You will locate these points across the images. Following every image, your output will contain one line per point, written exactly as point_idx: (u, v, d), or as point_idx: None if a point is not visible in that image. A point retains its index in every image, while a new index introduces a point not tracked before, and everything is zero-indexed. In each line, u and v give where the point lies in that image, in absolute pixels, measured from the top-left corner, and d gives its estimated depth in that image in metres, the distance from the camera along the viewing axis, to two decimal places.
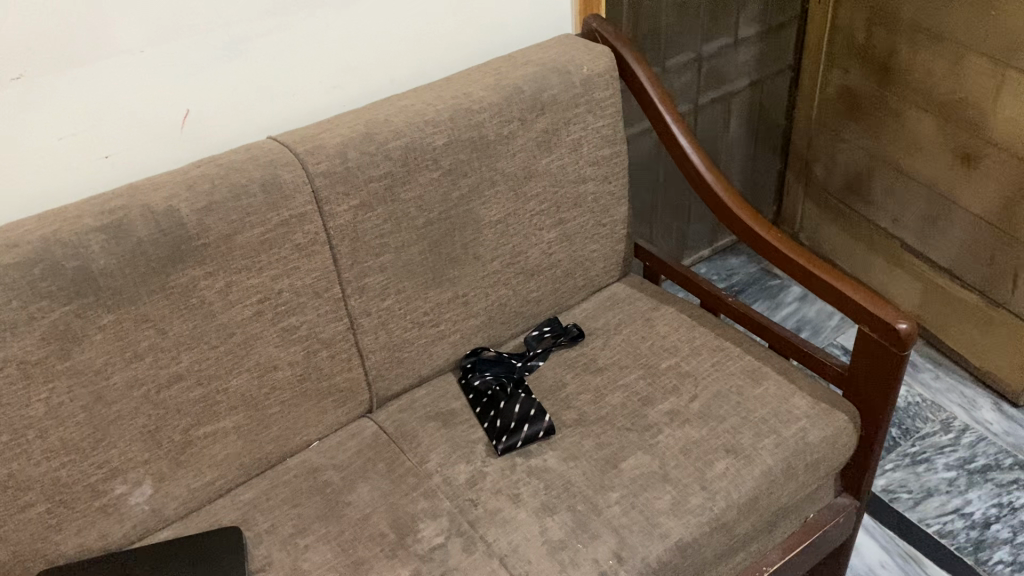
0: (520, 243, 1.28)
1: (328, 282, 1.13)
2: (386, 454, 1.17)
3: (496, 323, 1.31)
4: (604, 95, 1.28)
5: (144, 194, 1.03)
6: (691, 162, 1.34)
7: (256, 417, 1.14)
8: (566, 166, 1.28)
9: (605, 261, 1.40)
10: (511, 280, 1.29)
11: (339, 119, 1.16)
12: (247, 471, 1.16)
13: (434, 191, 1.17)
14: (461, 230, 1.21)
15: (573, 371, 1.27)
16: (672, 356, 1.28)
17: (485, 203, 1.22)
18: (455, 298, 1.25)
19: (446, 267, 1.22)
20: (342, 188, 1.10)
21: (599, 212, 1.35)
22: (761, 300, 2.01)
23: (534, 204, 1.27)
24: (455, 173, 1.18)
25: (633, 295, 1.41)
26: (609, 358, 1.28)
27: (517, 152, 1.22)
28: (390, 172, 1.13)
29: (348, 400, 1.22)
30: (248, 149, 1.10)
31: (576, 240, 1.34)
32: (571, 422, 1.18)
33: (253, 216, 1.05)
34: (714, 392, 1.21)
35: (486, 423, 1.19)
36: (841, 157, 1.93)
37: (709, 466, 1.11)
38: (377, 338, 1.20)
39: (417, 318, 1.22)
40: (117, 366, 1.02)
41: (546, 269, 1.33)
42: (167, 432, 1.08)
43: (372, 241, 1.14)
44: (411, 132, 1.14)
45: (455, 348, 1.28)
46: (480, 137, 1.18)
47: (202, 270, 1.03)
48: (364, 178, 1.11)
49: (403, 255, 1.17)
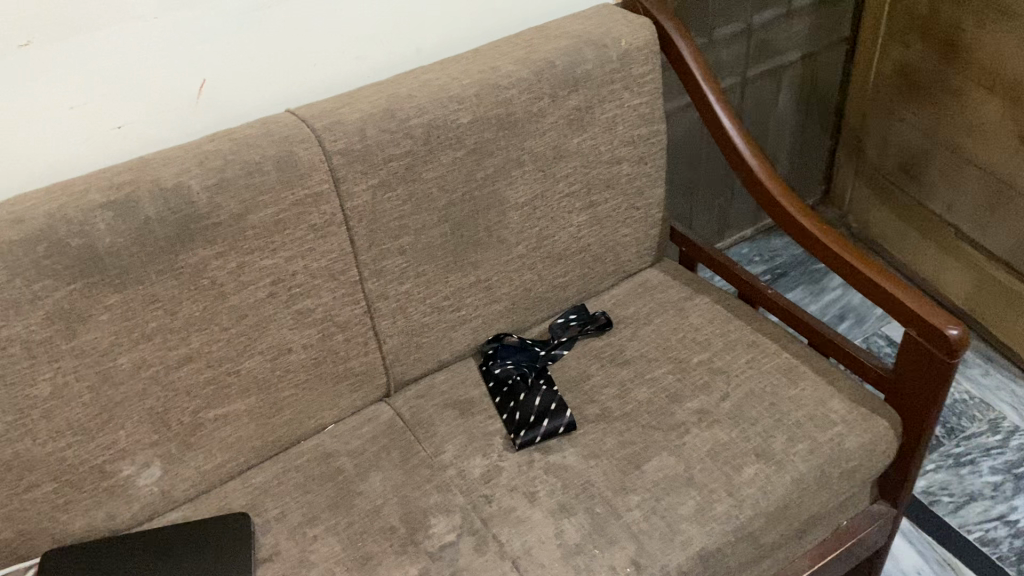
0: (547, 226, 1.22)
1: (345, 264, 1.08)
2: (400, 443, 1.13)
3: (520, 308, 1.26)
4: (643, 70, 1.21)
5: (154, 169, 0.98)
6: (734, 144, 1.26)
7: (268, 400, 1.10)
8: (599, 146, 1.21)
9: (639, 246, 1.34)
10: (538, 264, 1.24)
11: (359, 92, 1.10)
12: (260, 453, 1.13)
13: (457, 171, 1.11)
14: (485, 211, 1.15)
15: (598, 362, 1.22)
16: (704, 350, 1.21)
17: (511, 183, 1.16)
18: (477, 282, 1.20)
19: (468, 250, 1.17)
20: (359, 167, 1.05)
21: (634, 194, 1.28)
22: (804, 285, 1.93)
23: (564, 185, 1.20)
24: (480, 153, 1.12)
25: (666, 283, 1.34)
26: (636, 350, 1.23)
27: (547, 132, 1.16)
28: (411, 150, 1.07)
29: (364, 384, 1.18)
30: (264, 123, 1.05)
31: (607, 223, 1.28)
32: (594, 417, 1.13)
33: (266, 195, 1.00)
34: (747, 391, 1.15)
35: (505, 414, 1.14)
36: (897, 137, 1.83)
37: (737, 472, 1.05)
38: (394, 322, 1.15)
39: (437, 302, 1.17)
40: (125, 346, 0.99)
41: (575, 253, 1.27)
42: (176, 414, 1.05)
43: (391, 222, 1.09)
44: (433, 109, 1.08)
45: (476, 334, 1.24)
46: (507, 115, 1.12)
47: (212, 251, 0.99)
48: (384, 157, 1.06)
49: (424, 237, 1.12)
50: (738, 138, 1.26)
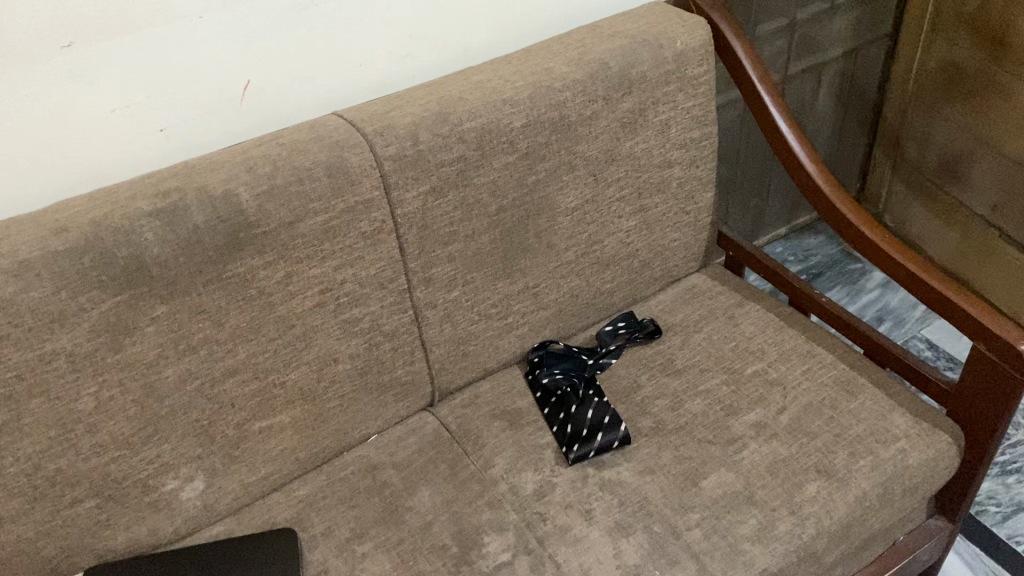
0: (597, 232, 1.18)
1: (393, 273, 1.05)
2: (448, 455, 1.10)
3: (567, 315, 1.22)
4: (698, 71, 1.17)
5: (201, 175, 0.95)
6: (791, 148, 1.23)
7: (313, 412, 1.07)
8: (651, 149, 1.17)
9: (687, 251, 1.30)
10: (586, 270, 1.20)
11: (408, 95, 1.07)
12: (303, 465, 1.10)
13: (509, 177, 1.07)
14: (535, 217, 1.12)
15: (648, 371, 1.19)
16: (758, 360, 1.18)
17: (563, 188, 1.12)
18: (525, 289, 1.16)
19: (518, 256, 1.13)
20: (411, 172, 1.01)
21: (684, 198, 1.24)
22: (841, 286, 1.90)
23: (615, 189, 1.17)
24: (533, 157, 1.08)
25: (714, 289, 1.31)
26: (688, 360, 1.19)
27: (600, 135, 1.12)
28: (463, 155, 1.03)
29: (408, 394, 1.14)
30: (313, 128, 1.01)
31: (656, 228, 1.24)
32: (648, 431, 1.10)
33: (316, 202, 0.97)
34: (805, 405, 1.12)
35: (555, 426, 1.11)
36: (939, 136, 1.79)
37: (798, 489, 1.02)
38: (441, 331, 1.12)
39: (484, 310, 1.14)
40: (170, 359, 0.95)
41: (623, 259, 1.23)
42: (221, 426, 1.02)
43: (442, 229, 1.06)
44: (486, 112, 1.04)
45: (522, 342, 1.20)
46: (561, 118, 1.08)
47: (261, 259, 0.96)
48: (436, 162, 1.02)
49: (473, 244, 1.09)
50: (796, 143, 1.22)
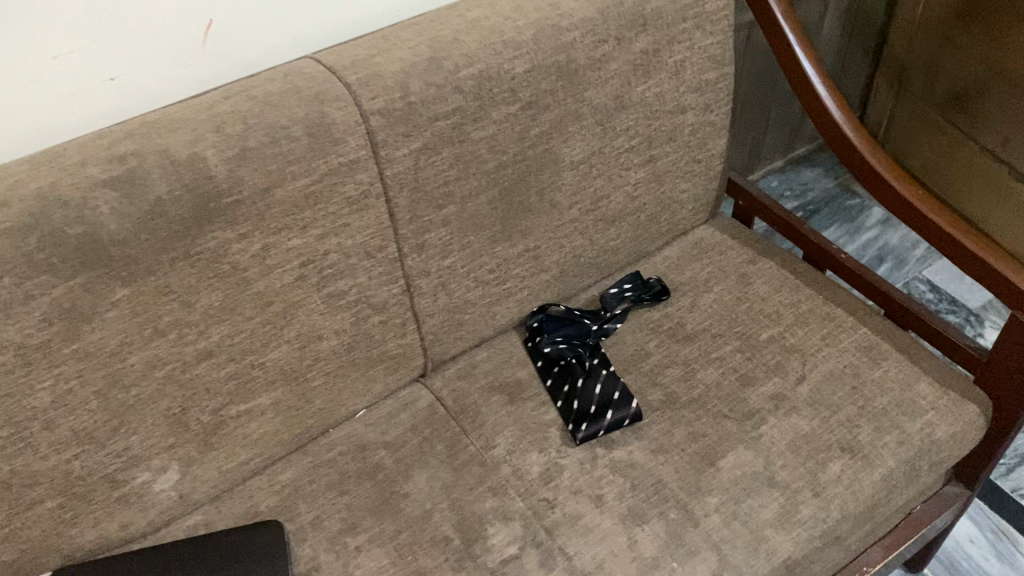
0: (602, 186, 1.08)
1: (383, 240, 0.94)
2: (445, 435, 1.02)
3: (569, 276, 1.13)
4: (717, 6, 1.04)
5: (162, 136, 0.82)
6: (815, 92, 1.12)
7: (297, 392, 0.98)
8: (664, 93, 1.06)
9: (696, 202, 1.20)
10: (590, 228, 1.10)
11: (395, 36, 0.94)
12: (287, 447, 1.02)
13: (510, 130, 0.96)
14: (537, 173, 1.01)
15: (656, 337, 1.10)
16: (774, 324, 1.10)
17: (568, 141, 1.01)
18: (526, 251, 1.06)
19: (518, 216, 1.03)
20: (401, 128, 0.89)
21: (696, 146, 1.14)
22: (839, 224, 1.82)
23: (623, 139, 1.06)
24: (536, 108, 0.96)
25: (723, 244, 1.22)
26: (698, 324, 1.11)
27: (610, 80, 1.00)
28: (460, 107, 0.92)
29: (399, 367, 1.05)
30: (288, 76, 0.89)
31: (665, 179, 1.14)
32: (659, 405, 1.03)
33: (295, 165, 0.85)
34: (825, 374, 1.05)
35: (560, 402, 1.03)
36: (949, 65, 1.68)
37: (822, 468, 0.96)
38: (435, 300, 1.02)
39: (481, 275, 1.04)
40: (135, 345, 0.85)
41: (629, 214, 1.13)
42: (195, 413, 0.92)
43: (435, 191, 0.95)
44: (485, 56, 0.92)
45: (520, 306, 1.11)
46: (568, 62, 0.96)
47: (234, 232, 0.84)
48: (429, 116, 0.90)
49: (470, 205, 0.98)
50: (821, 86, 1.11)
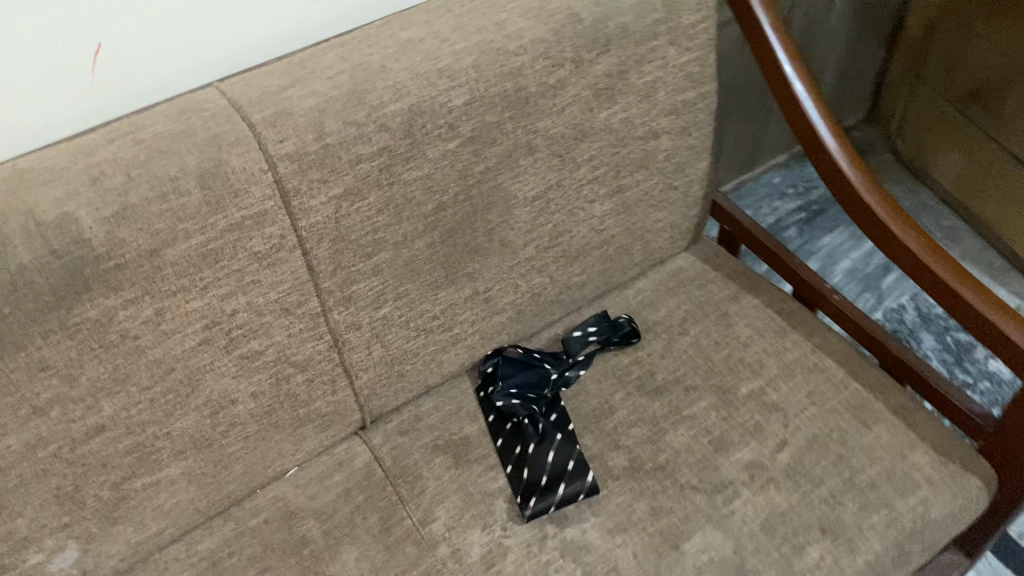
0: (563, 221, 0.95)
1: (302, 295, 0.82)
2: (380, 503, 0.92)
3: (527, 316, 1.01)
4: (694, 19, 0.91)
5: (30, 191, 0.71)
6: (807, 116, 0.99)
7: (211, 459, 0.88)
8: (633, 118, 0.92)
9: (674, 231, 1.07)
10: (550, 266, 0.98)
11: (316, 62, 0.82)
12: (206, 514, 0.92)
13: (449, 169, 0.83)
14: (484, 212, 0.89)
15: (623, 389, 0.99)
16: (755, 376, 0.98)
17: (519, 175, 0.89)
18: (475, 295, 0.94)
19: (464, 259, 0.91)
20: (316, 174, 0.77)
21: (673, 172, 1.00)
22: (845, 226, 1.69)
23: (586, 169, 0.93)
24: (479, 142, 0.84)
25: (704, 276, 1.09)
26: (671, 374, 0.99)
27: (567, 107, 0.87)
28: (387, 147, 0.79)
29: (333, 424, 0.94)
30: (185, 113, 0.77)
31: (637, 209, 1.01)
32: (620, 473, 0.91)
33: (188, 221, 0.73)
34: (809, 438, 0.93)
35: (509, 467, 0.92)
36: (971, 59, 1.52)
37: (800, 554, 0.85)
38: (370, 354, 0.91)
39: (423, 323, 0.92)
40: (9, 425, 0.74)
41: (596, 248, 1.01)
42: (91, 489, 0.82)
43: (362, 239, 0.83)
44: (416, 88, 0.79)
45: (471, 352, 0.99)
46: (516, 90, 0.83)
47: (118, 298, 0.73)
48: (350, 158, 0.78)
49: (405, 251, 0.86)
50: (814, 111, 0.98)
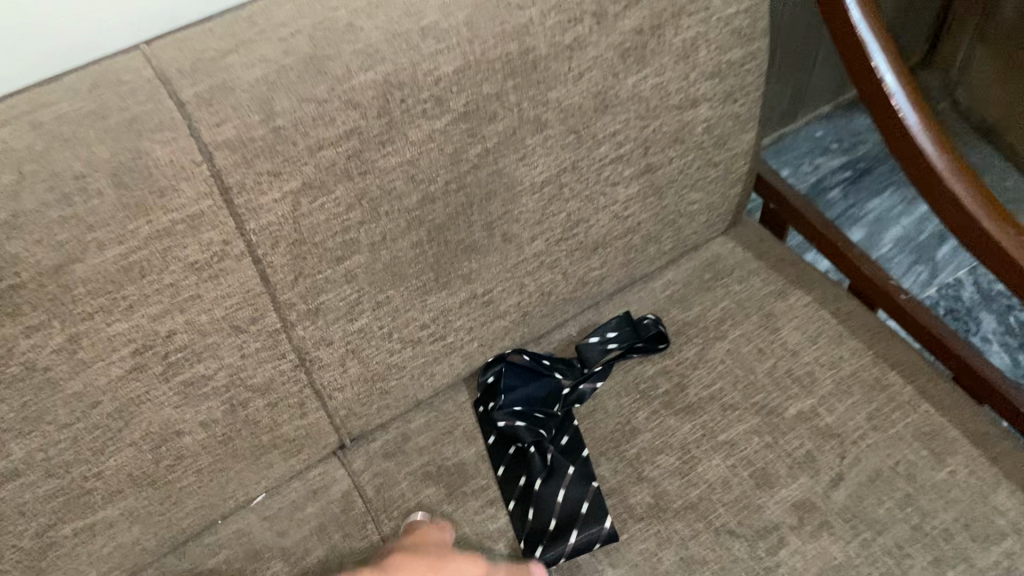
0: (579, 209, 0.79)
1: (256, 310, 0.67)
2: (359, 544, 0.77)
3: (535, 317, 0.86)
4: None
5: None
6: (882, 84, 0.78)
7: (157, 495, 0.74)
8: (667, 83, 0.75)
9: (711, 214, 0.91)
10: (562, 260, 0.82)
11: (267, 18, 0.65)
12: (155, 554, 0.78)
13: (437, 152, 0.67)
14: (482, 202, 0.72)
15: (648, 406, 0.84)
16: (805, 393, 0.83)
17: (526, 157, 0.72)
18: (472, 298, 0.79)
19: (457, 259, 0.75)
20: (266, 165, 0.60)
21: (712, 146, 0.83)
22: (895, 187, 1.50)
23: (608, 147, 0.76)
24: (475, 119, 0.67)
25: (744, 266, 0.93)
26: (704, 388, 0.84)
27: (586, 73, 0.70)
28: (356, 129, 0.62)
29: (305, 448, 0.80)
30: (98, 88, 0.61)
31: (668, 191, 0.84)
32: (643, 513, 0.77)
33: (100, 228, 0.57)
34: (871, 473, 0.77)
35: (512, 504, 0.78)
36: None
37: None
38: (345, 371, 0.76)
39: (408, 333, 0.77)
40: None
41: (618, 237, 0.85)
42: (7, 541, 0.67)
43: (329, 241, 0.67)
44: (393, 53, 0.62)
45: (468, 360, 0.84)
46: (522, 53, 0.66)
47: (16, 325, 0.57)
48: (309, 144, 0.61)
49: (384, 253, 0.70)
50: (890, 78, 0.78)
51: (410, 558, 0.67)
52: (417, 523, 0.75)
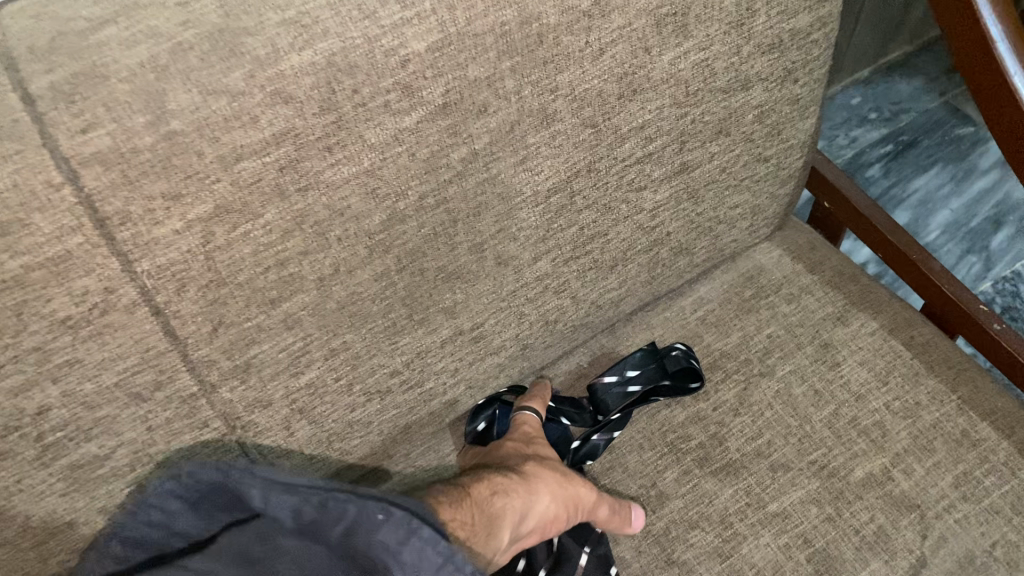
0: (595, 221, 0.61)
1: (164, 373, 0.50)
2: None
3: (537, 352, 0.69)
4: None
5: None
6: (1000, 65, 0.58)
7: None
8: (714, 58, 0.57)
9: (755, 218, 0.73)
10: (572, 284, 0.65)
11: None
12: None
13: (406, 159, 0.49)
14: (469, 220, 0.55)
15: (677, 465, 0.67)
16: (874, 449, 0.66)
17: (527, 160, 0.54)
18: (456, 336, 0.62)
19: (437, 291, 0.57)
20: (161, 185, 0.43)
21: (764, 137, 0.65)
22: (940, 166, 1.33)
23: (634, 143, 0.58)
24: (458, 114, 0.49)
25: (793, 282, 0.76)
26: (746, 442, 0.68)
27: (609, 48, 0.52)
28: (289, 132, 0.44)
29: None
30: None
31: (707, 194, 0.66)
32: None
33: None
34: (963, 559, 0.61)
35: None
36: None
37: None
38: (292, 435, 0.59)
39: (375, 383, 0.60)
40: None
41: (642, 252, 0.67)
42: None
43: (260, 280, 0.49)
44: (340, 26, 0.44)
45: (454, 407, 0.68)
46: (522, 22, 0.48)
47: None
48: (221, 154, 0.43)
49: (339, 290, 0.53)
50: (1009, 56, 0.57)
51: (539, 469, 0.58)
52: (532, 423, 0.64)
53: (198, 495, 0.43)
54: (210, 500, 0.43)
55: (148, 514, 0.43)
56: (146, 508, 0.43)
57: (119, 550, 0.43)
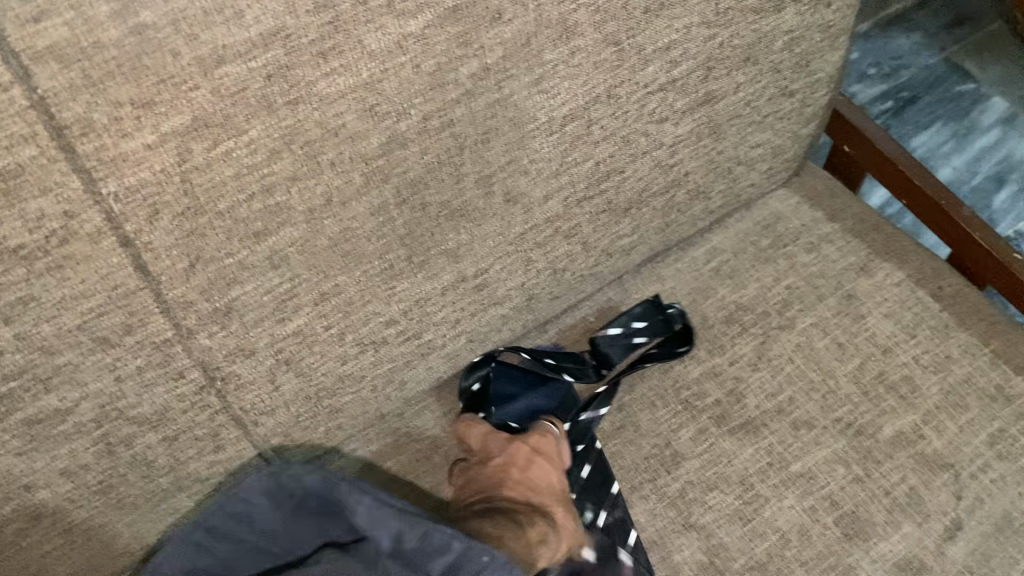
0: (611, 156, 0.56)
1: (136, 315, 0.44)
2: None
3: (542, 303, 0.64)
4: None
5: None
6: None
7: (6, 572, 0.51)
8: None
9: (774, 160, 0.68)
10: (583, 226, 0.60)
11: None
12: None
13: (410, 72, 0.43)
14: (476, 148, 0.49)
15: (692, 424, 0.62)
16: (904, 405, 0.62)
17: (542, 80, 0.48)
18: (459, 281, 0.56)
19: (439, 229, 0.52)
20: (129, 90, 0.37)
21: (791, 68, 0.60)
22: (942, 121, 1.28)
23: (657, 66, 0.52)
24: (469, 20, 0.43)
25: (812, 231, 0.71)
26: (767, 399, 0.63)
27: None
28: (279, 32, 0.38)
29: None
30: None
31: (729, 130, 0.61)
32: None
33: None
34: (1001, 521, 0.57)
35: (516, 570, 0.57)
36: None
37: None
38: (279, 389, 0.53)
39: (370, 332, 0.54)
40: None
41: (658, 194, 0.62)
42: None
43: (245, 210, 0.43)
44: None
45: (452, 363, 0.62)
46: None
47: None
48: (200, 56, 0.37)
49: (332, 224, 0.47)
50: None
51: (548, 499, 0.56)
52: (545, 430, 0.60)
53: (284, 500, 0.49)
54: (297, 508, 0.49)
55: (235, 507, 0.49)
56: (233, 501, 0.49)
57: (203, 538, 0.49)
